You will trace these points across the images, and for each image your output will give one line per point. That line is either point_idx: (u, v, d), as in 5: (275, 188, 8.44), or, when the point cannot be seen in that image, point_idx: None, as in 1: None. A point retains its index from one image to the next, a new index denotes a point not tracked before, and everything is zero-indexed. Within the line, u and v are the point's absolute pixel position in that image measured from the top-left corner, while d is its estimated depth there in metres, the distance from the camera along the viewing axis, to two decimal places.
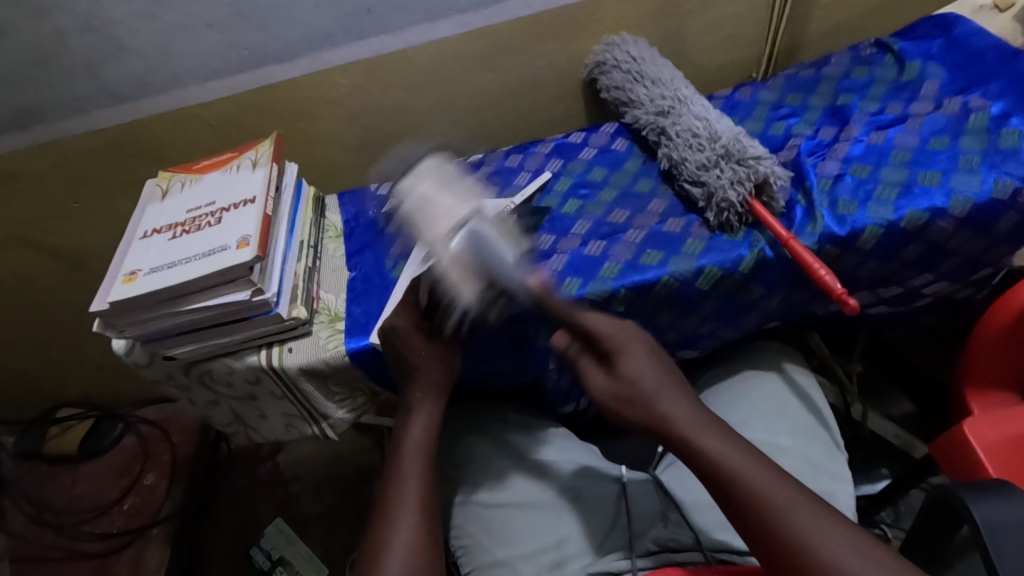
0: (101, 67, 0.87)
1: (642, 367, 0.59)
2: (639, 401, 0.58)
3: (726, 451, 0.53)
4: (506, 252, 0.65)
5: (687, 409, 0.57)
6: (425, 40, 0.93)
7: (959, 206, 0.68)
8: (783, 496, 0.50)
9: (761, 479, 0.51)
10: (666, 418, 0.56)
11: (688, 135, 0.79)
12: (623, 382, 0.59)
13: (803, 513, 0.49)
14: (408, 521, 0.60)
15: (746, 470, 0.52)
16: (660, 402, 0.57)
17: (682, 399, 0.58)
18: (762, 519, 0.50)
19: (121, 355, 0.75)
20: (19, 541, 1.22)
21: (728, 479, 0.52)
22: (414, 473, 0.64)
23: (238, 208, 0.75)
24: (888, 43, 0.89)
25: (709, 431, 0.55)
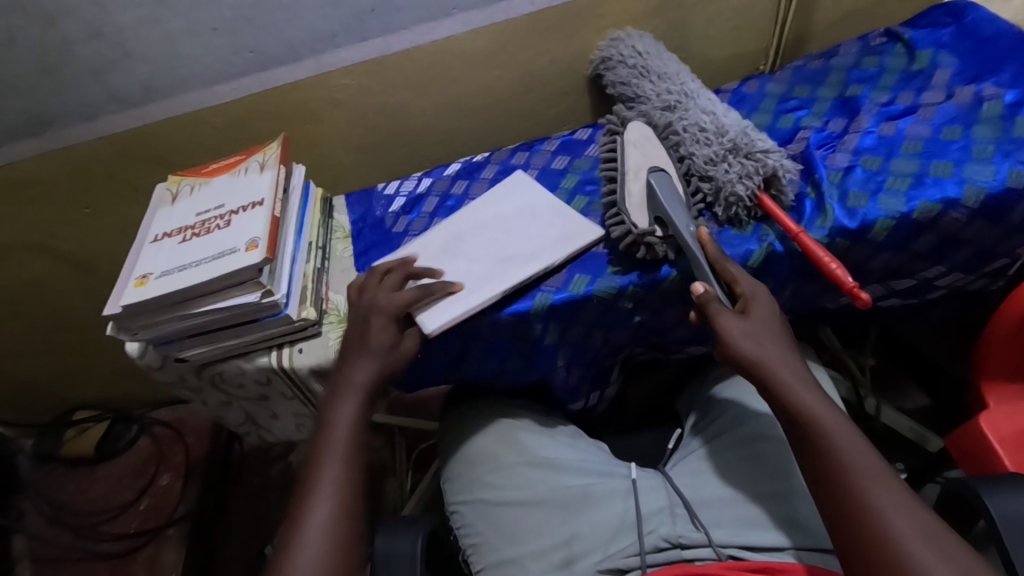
0: (108, 74, 0.87)
1: (766, 319, 0.63)
2: (757, 343, 0.61)
3: (827, 408, 0.57)
4: (670, 203, 0.71)
5: (796, 372, 0.60)
6: (428, 39, 0.93)
7: (972, 196, 0.67)
8: (876, 468, 0.53)
9: (859, 452, 0.54)
10: (769, 366, 0.60)
11: (696, 130, 0.78)
12: (754, 323, 0.62)
13: (888, 488, 0.52)
14: (331, 502, 0.59)
15: (837, 433, 0.55)
16: (773, 354, 0.60)
17: (793, 361, 0.61)
18: (847, 484, 0.53)
19: (134, 357, 0.76)
20: (38, 544, 1.24)
21: (821, 426, 0.56)
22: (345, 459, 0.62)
23: (247, 211, 0.76)
24: (898, 32, 0.88)
25: (811, 389, 0.59)
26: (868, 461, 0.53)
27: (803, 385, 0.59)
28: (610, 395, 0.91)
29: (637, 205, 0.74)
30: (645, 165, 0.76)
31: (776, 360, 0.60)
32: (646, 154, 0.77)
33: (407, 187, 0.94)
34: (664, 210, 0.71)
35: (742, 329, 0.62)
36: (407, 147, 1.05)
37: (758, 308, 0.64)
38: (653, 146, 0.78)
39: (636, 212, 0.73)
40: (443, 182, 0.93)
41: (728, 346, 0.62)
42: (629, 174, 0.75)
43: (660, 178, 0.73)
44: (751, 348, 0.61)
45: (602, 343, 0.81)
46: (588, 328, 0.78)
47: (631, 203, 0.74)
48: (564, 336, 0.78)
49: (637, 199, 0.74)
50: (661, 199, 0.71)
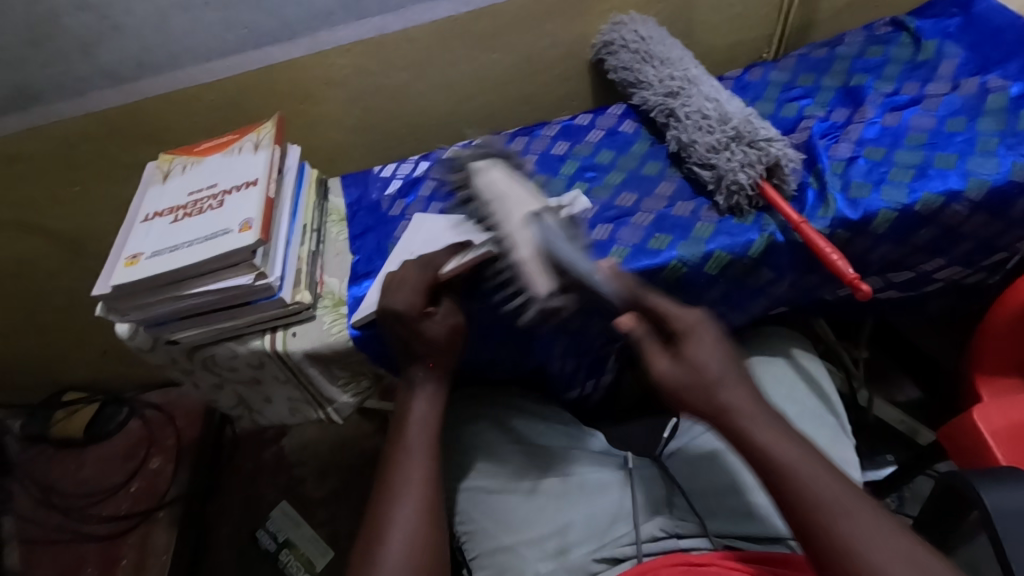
0: (98, 47, 0.85)
1: (703, 350, 0.55)
2: (700, 384, 0.54)
3: (786, 447, 0.51)
4: (572, 254, 0.61)
5: (750, 402, 0.53)
6: (428, 18, 0.91)
7: (975, 188, 0.67)
8: (847, 503, 0.48)
9: (819, 482, 0.49)
10: (727, 408, 0.53)
11: (698, 117, 0.77)
12: (691, 367, 0.55)
13: (862, 526, 0.47)
14: (411, 499, 0.61)
15: (799, 464, 0.50)
16: (724, 390, 0.53)
17: (751, 397, 0.54)
18: (821, 527, 0.48)
19: (124, 338, 0.74)
20: (27, 525, 1.23)
21: (787, 472, 0.50)
22: (415, 459, 0.64)
23: (240, 190, 0.74)
24: (904, 22, 0.87)
25: (769, 424, 0.52)
26: (836, 500, 0.48)
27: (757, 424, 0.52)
28: (606, 384, 0.91)
29: (539, 268, 0.62)
30: (521, 213, 0.66)
31: (732, 405, 0.53)
32: (510, 199, 0.67)
33: (404, 171, 0.92)
34: (566, 262, 0.61)
35: (675, 372, 0.55)
36: (404, 130, 1.03)
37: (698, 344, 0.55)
38: (514, 185, 0.68)
39: (538, 277, 0.62)
40: None
41: (673, 394, 0.55)
42: (511, 233, 0.64)
43: (548, 229, 0.64)
44: (700, 387, 0.54)
45: (600, 332, 0.81)
46: (586, 317, 0.78)
47: (528, 266, 0.62)
48: (563, 325, 0.78)
49: (533, 263, 0.62)
50: (559, 253, 0.61)
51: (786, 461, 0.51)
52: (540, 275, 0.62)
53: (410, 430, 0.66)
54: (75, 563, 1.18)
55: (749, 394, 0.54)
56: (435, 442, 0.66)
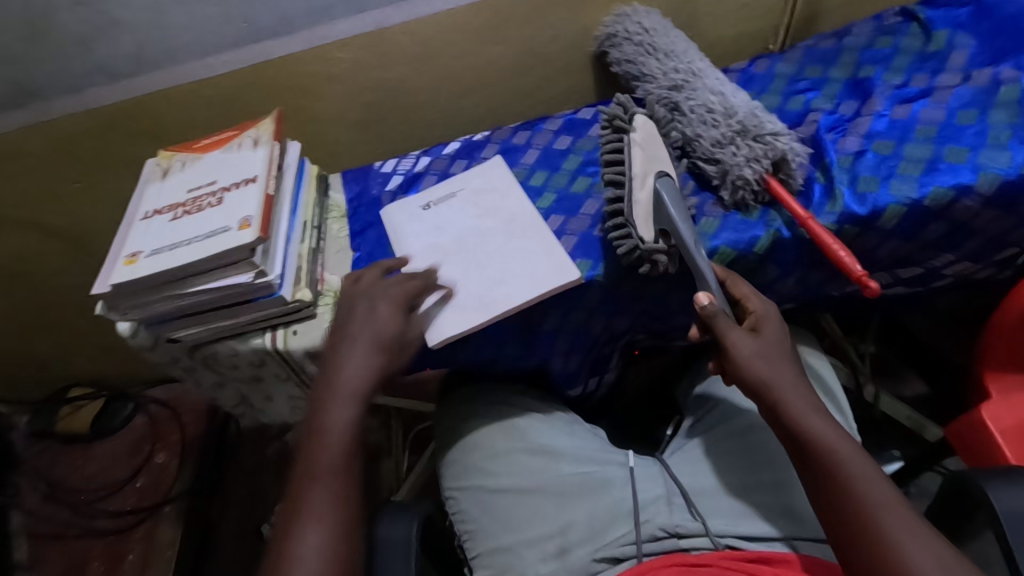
0: (96, 43, 0.84)
1: (777, 340, 0.62)
2: (768, 363, 0.60)
3: (840, 435, 0.56)
4: (678, 219, 0.66)
5: (804, 393, 0.59)
6: (428, 11, 0.90)
7: (986, 183, 0.65)
8: (889, 495, 0.52)
9: (862, 472, 0.53)
10: (777, 386, 0.59)
11: (703, 110, 0.75)
12: (766, 345, 0.61)
13: (899, 515, 0.51)
14: (338, 436, 0.59)
15: (848, 452, 0.54)
16: (779, 372, 0.59)
17: (804, 388, 0.59)
18: (856, 505, 0.52)
19: (127, 337, 0.74)
20: (34, 520, 1.23)
21: (834, 453, 0.54)
22: (337, 436, 0.59)
23: (239, 188, 0.74)
24: (914, 11, 0.85)
25: (821, 415, 0.57)
26: (881, 489, 0.52)
27: (816, 410, 0.57)
28: (609, 380, 0.91)
29: (646, 217, 0.69)
30: (648, 167, 0.70)
31: (790, 387, 0.59)
32: (644, 145, 0.71)
33: (404, 166, 0.91)
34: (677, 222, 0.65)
35: (755, 350, 0.60)
36: (405, 125, 1.02)
37: (767, 333, 0.63)
38: (655, 147, 0.72)
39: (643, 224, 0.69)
40: (442, 161, 0.90)
41: (736, 365, 0.60)
42: (636, 179, 0.68)
43: (667, 187, 0.68)
44: (755, 364, 0.60)
45: (603, 328, 0.80)
46: (588, 314, 0.77)
47: (637, 211, 0.68)
48: (565, 322, 0.77)
49: (643, 210, 0.69)
50: (670, 213, 0.66)
51: (836, 445, 0.55)
52: (644, 227, 0.68)
53: (341, 387, 0.62)
54: (82, 558, 1.19)
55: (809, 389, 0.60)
56: (360, 416, 0.61)
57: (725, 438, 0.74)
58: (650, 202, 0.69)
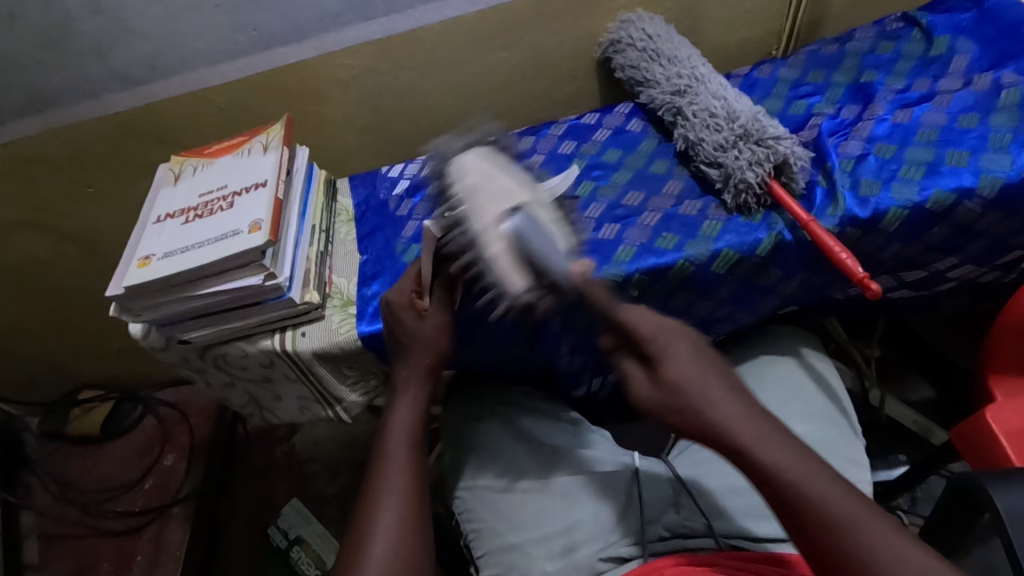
0: (111, 51, 0.86)
1: (689, 368, 0.55)
2: (686, 408, 0.53)
3: (793, 461, 0.50)
4: (555, 259, 0.60)
5: (740, 418, 0.52)
6: (435, 19, 0.91)
7: (988, 186, 0.66)
8: (852, 506, 0.48)
9: (823, 496, 0.48)
10: (710, 426, 0.53)
11: (706, 115, 0.77)
12: (663, 386, 0.55)
13: (868, 524, 0.47)
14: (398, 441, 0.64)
15: (804, 477, 0.49)
16: (711, 407, 0.53)
17: (741, 405, 0.53)
18: (825, 539, 0.47)
19: (138, 338, 0.75)
20: (45, 520, 1.25)
21: (789, 486, 0.49)
22: (398, 431, 0.65)
23: (250, 192, 0.75)
24: (916, 17, 0.86)
25: (771, 442, 0.51)
26: (844, 499, 0.48)
27: (761, 440, 0.51)
28: (613, 381, 0.91)
29: (512, 264, 0.60)
30: (495, 213, 0.62)
31: (724, 421, 0.52)
32: (492, 190, 0.63)
33: (412, 170, 0.93)
34: (549, 266, 0.59)
35: (654, 396, 0.55)
36: (413, 131, 1.04)
37: (684, 369, 0.54)
38: (494, 179, 0.64)
39: (566, 235, 0.66)
40: None
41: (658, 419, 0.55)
42: (486, 234, 0.61)
43: (521, 232, 0.60)
44: (690, 412, 0.53)
45: None
46: (593, 315, 0.78)
47: (501, 265, 0.60)
48: (568, 322, 0.77)
49: (557, 227, 0.64)
50: (535, 257, 0.59)
51: (787, 471, 0.50)
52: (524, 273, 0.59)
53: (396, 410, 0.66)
54: (92, 558, 1.20)
55: (744, 407, 0.53)
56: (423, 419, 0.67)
57: None
58: (513, 240, 0.60)
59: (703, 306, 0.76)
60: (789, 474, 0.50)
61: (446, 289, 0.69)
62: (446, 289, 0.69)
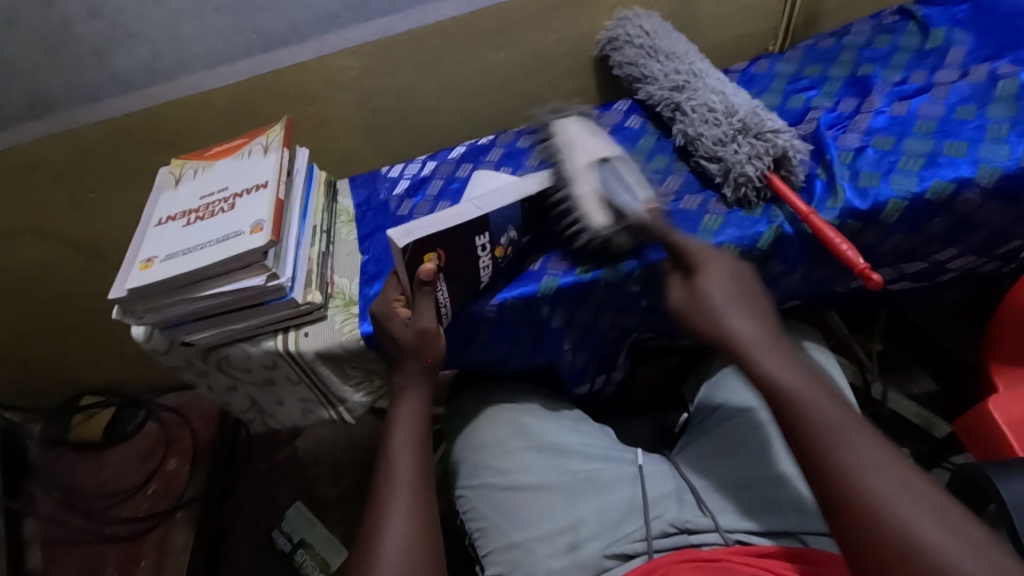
0: (110, 55, 0.86)
1: (723, 282, 0.63)
2: (702, 309, 0.62)
3: (798, 379, 0.54)
4: (632, 182, 0.70)
5: (756, 333, 0.59)
6: (433, 19, 0.92)
7: (986, 176, 0.66)
8: (846, 418, 0.50)
9: (822, 407, 0.51)
10: (730, 333, 0.60)
11: (704, 110, 0.77)
12: (695, 295, 0.63)
13: (855, 437, 0.49)
14: (403, 446, 0.64)
15: (804, 393, 0.53)
16: (732, 317, 0.60)
17: (764, 322, 0.61)
18: (823, 442, 0.49)
19: (141, 341, 0.76)
20: (49, 526, 1.25)
21: (805, 404, 0.52)
22: (404, 434, 0.65)
23: (250, 193, 0.75)
24: (911, 10, 0.87)
25: (787, 364, 0.56)
26: (841, 413, 0.51)
27: (778, 360, 0.56)
28: (616, 378, 0.92)
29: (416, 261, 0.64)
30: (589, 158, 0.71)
31: (752, 339, 0.59)
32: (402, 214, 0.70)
33: (411, 170, 0.93)
34: (625, 203, 0.67)
35: (682, 301, 0.64)
36: (412, 131, 1.04)
37: (716, 285, 0.63)
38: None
39: (594, 212, 0.69)
40: (448, 165, 0.92)
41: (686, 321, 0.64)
42: (577, 176, 0.70)
43: (623, 164, 0.72)
44: (710, 319, 0.61)
45: (610, 326, 0.81)
46: (595, 312, 0.78)
47: (587, 204, 0.69)
48: (571, 319, 0.78)
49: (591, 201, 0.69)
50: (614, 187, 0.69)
51: (786, 381, 0.54)
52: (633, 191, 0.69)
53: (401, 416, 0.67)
54: (97, 562, 1.20)
55: (756, 322, 0.60)
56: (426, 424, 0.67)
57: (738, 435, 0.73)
58: (454, 249, 0.64)
59: None
60: (797, 390, 0.53)
61: (426, 295, 0.67)
62: (431, 293, 0.67)
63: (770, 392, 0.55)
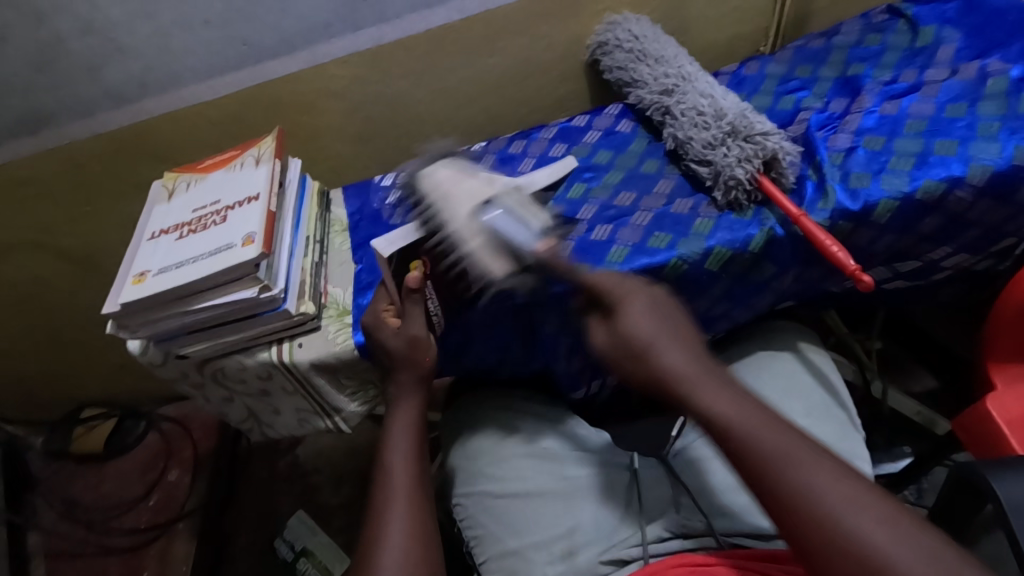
0: (101, 70, 0.87)
1: (642, 318, 0.53)
2: (640, 350, 0.52)
3: (734, 404, 0.47)
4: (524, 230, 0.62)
5: (688, 364, 0.50)
6: (422, 27, 0.92)
7: (977, 174, 0.66)
8: (793, 444, 0.44)
9: (772, 431, 0.45)
10: (662, 367, 0.50)
11: (694, 114, 0.78)
12: (622, 334, 0.53)
13: (801, 462, 0.43)
14: (397, 456, 0.63)
15: (754, 424, 0.46)
16: (665, 353, 0.51)
17: (687, 346, 0.52)
18: (774, 478, 0.44)
19: (137, 355, 0.76)
20: (51, 539, 1.25)
21: (745, 425, 0.46)
22: (399, 444, 0.64)
23: (242, 205, 0.76)
24: (901, 9, 0.87)
25: (724, 388, 0.48)
26: (790, 439, 0.45)
27: (702, 380, 0.49)
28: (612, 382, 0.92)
29: (489, 254, 0.62)
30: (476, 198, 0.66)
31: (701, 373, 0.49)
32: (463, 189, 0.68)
33: None
34: (521, 242, 0.61)
35: (629, 334, 0.53)
36: (405, 139, 1.04)
37: (637, 321, 0.53)
38: (461, 182, 0.68)
39: (492, 262, 0.62)
40: None
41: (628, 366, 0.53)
42: (463, 231, 0.63)
43: (503, 220, 0.63)
44: (640, 357, 0.52)
45: None
46: None
47: (469, 244, 0.62)
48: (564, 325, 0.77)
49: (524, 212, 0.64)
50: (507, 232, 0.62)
51: (724, 409, 0.47)
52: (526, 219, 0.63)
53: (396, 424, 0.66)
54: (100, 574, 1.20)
55: (688, 352, 0.51)
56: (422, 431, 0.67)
57: None
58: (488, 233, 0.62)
59: (698, 304, 0.76)
60: (733, 418, 0.46)
61: (416, 303, 0.68)
62: (420, 301, 0.68)
63: (715, 425, 0.47)
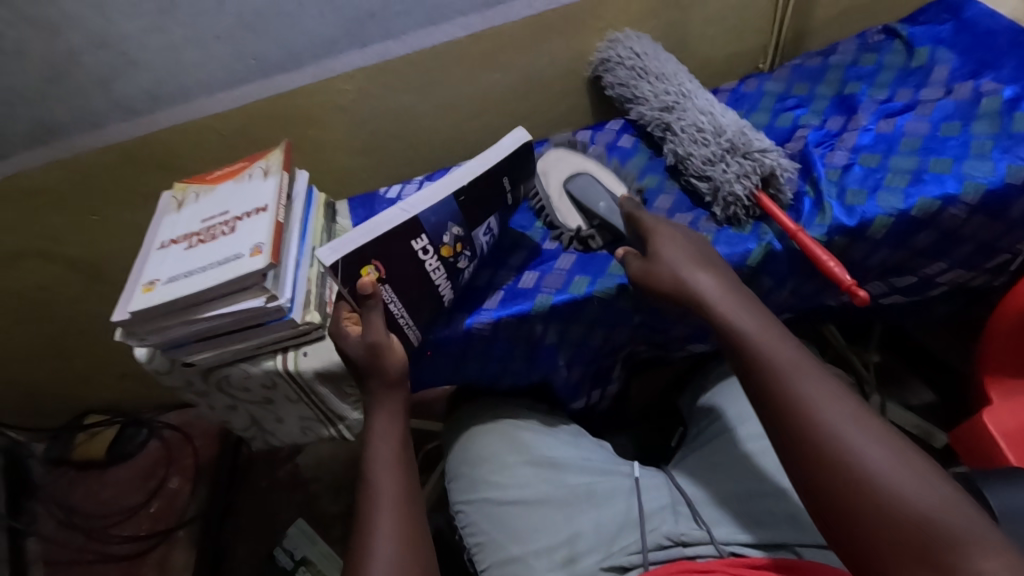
0: (113, 83, 0.88)
1: (674, 247, 0.66)
2: (665, 271, 0.65)
3: (753, 321, 0.60)
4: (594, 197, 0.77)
5: (716, 287, 0.63)
6: (428, 43, 0.94)
7: (971, 191, 0.67)
8: (794, 358, 0.56)
9: (776, 346, 0.57)
10: (690, 286, 0.63)
11: (693, 130, 0.79)
12: (656, 261, 0.66)
13: (809, 378, 0.54)
14: (385, 467, 0.64)
15: (758, 335, 0.58)
16: (694, 275, 0.63)
17: (716, 273, 0.64)
18: (775, 384, 0.55)
19: (144, 362, 0.78)
20: (51, 547, 1.25)
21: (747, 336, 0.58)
22: (382, 453, 0.65)
23: (251, 216, 0.77)
24: (896, 29, 0.89)
25: (748, 310, 0.61)
26: (790, 353, 0.57)
27: (727, 305, 0.61)
28: (611, 393, 0.92)
29: (569, 210, 0.80)
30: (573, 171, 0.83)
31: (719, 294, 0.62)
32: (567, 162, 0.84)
33: (408, 191, 0.95)
34: (596, 208, 0.77)
35: (670, 258, 0.65)
36: (409, 151, 1.06)
37: (671, 252, 0.66)
38: (570, 157, 0.85)
39: (569, 217, 0.80)
40: None
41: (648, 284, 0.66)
42: (552, 199, 0.82)
43: (584, 182, 0.79)
44: (672, 279, 0.64)
45: (604, 342, 0.82)
46: (588, 328, 0.79)
47: (562, 209, 0.81)
48: (564, 336, 0.78)
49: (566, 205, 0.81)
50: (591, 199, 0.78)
51: (742, 323, 0.60)
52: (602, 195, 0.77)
53: (379, 432, 0.67)
54: None
55: (716, 278, 0.64)
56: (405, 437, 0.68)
57: (734, 449, 0.74)
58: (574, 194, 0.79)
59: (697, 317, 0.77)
60: (753, 331, 0.59)
61: (376, 309, 0.66)
62: (378, 306, 0.66)
63: (728, 334, 0.60)
